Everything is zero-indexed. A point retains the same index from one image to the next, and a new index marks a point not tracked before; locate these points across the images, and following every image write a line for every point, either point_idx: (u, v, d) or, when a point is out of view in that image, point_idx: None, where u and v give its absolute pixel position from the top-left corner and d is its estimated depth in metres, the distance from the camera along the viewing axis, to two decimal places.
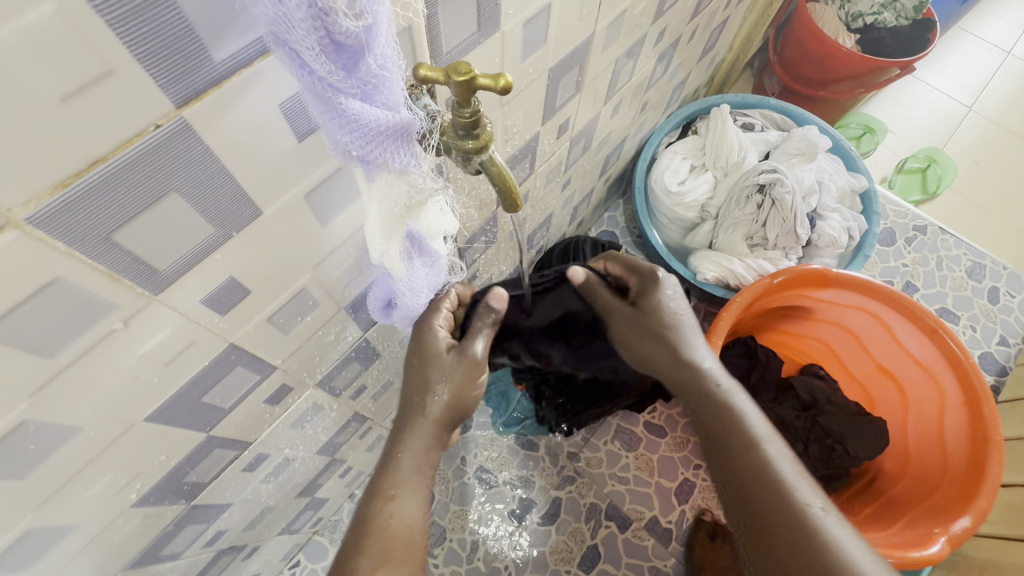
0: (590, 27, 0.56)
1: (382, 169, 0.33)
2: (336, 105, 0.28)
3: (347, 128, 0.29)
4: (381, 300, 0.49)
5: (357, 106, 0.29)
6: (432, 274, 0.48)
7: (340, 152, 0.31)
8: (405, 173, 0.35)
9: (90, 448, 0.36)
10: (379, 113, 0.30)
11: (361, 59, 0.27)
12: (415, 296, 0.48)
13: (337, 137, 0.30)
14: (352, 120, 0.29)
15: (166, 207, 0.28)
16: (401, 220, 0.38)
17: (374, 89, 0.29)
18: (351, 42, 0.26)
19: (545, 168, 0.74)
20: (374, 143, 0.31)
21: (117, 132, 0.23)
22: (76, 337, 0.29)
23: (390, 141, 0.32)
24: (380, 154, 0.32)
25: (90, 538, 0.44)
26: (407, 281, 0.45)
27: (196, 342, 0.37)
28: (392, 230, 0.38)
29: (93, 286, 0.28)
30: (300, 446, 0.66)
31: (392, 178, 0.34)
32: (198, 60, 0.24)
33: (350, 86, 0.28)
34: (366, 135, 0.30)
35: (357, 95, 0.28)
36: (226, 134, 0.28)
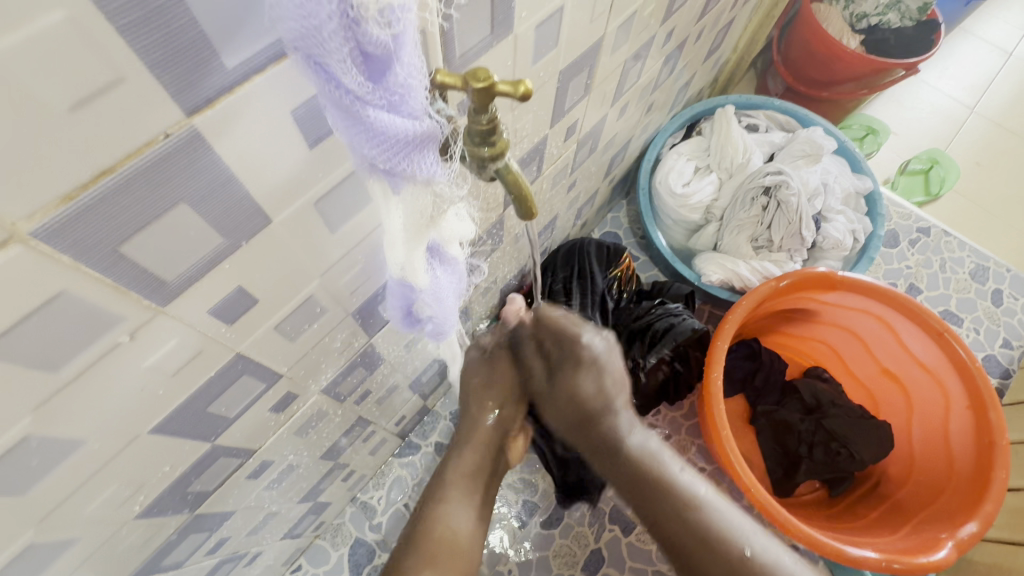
0: (601, 29, 0.55)
1: (409, 180, 0.32)
2: (361, 116, 0.27)
3: (373, 139, 0.28)
4: (400, 311, 0.47)
5: (385, 117, 0.28)
6: (452, 279, 0.46)
7: (364, 162, 0.30)
8: (432, 183, 0.33)
9: (94, 461, 0.35)
10: (406, 123, 0.29)
11: (389, 68, 0.26)
12: (438, 305, 0.46)
13: (363, 147, 0.29)
14: (377, 130, 0.28)
15: (174, 218, 0.27)
16: (425, 230, 0.36)
17: (401, 99, 0.28)
18: (379, 52, 0.25)
19: (552, 170, 0.73)
20: (400, 155, 0.30)
21: (126, 142, 0.22)
22: (81, 351, 0.28)
23: (417, 150, 0.30)
24: (406, 167, 0.30)
25: (92, 550, 0.43)
26: (430, 291, 0.44)
27: (203, 353, 0.36)
28: (415, 240, 0.37)
29: (99, 299, 0.27)
30: (304, 452, 0.65)
31: (417, 189, 0.33)
32: (211, 68, 0.23)
33: (377, 98, 0.27)
34: (391, 146, 0.29)
35: (384, 106, 0.27)
36: (237, 141, 0.27)
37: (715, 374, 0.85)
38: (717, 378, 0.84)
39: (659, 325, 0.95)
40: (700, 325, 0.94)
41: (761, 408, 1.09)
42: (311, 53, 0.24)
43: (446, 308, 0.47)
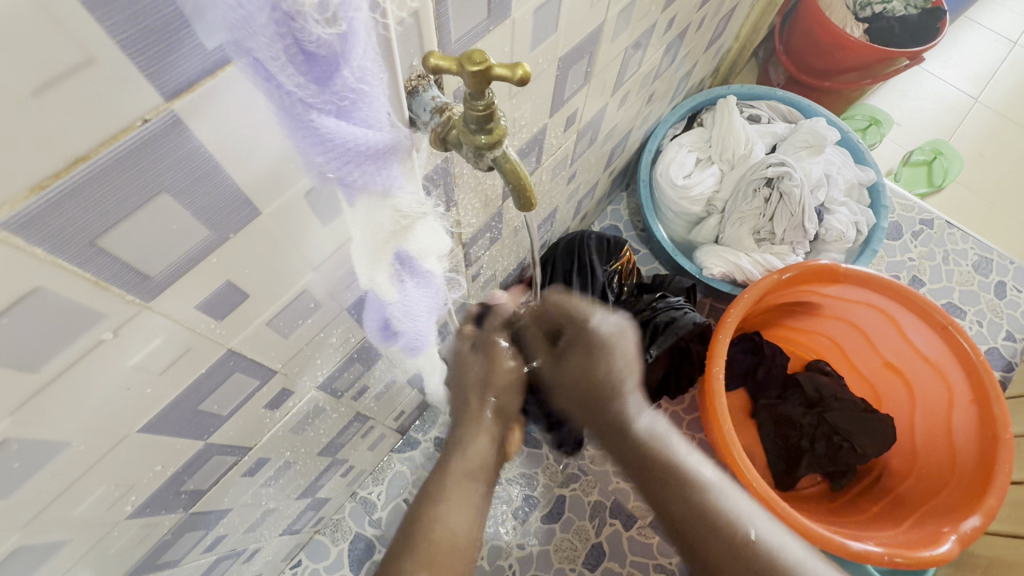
0: (601, 15, 0.53)
1: (361, 190, 0.33)
2: (306, 121, 0.27)
3: (320, 144, 0.28)
4: (377, 322, 0.51)
5: (332, 123, 0.27)
6: (427, 295, 0.46)
7: (313, 167, 0.30)
8: (388, 195, 0.34)
9: (81, 462, 0.34)
10: (356, 130, 0.28)
11: (336, 70, 0.25)
12: (411, 319, 0.47)
13: (310, 152, 0.29)
14: (325, 136, 0.28)
15: (156, 209, 0.26)
16: (388, 244, 0.38)
17: (352, 105, 0.27)
18: (323, 52, 0.24)
19: (551, 162, 0.72)
20: (349, 162, 0.30)
21: (101, 129, 0.21)
22: (61, 349, 0.27)
23: (369, 160, 0.31)
24: (358, 175, 0.31)
25: (84, 551, 0.43)
26: (399, 303, 0.45)
27: (192, 349, 0.35)
28: (376, 253, 0.39)
29: (79, 294, 0.26)
30: (301, 449, 0.64)
31: (374, 201, 0.34)
32: (189, 49, 0.22)
33: (323, 102, 0.26)
34: (342, 153, 0.29)
35: (333, 111, 0.27)
36: (221, 128, 0.26)
37: (716, 367, 0.84)
38: (718, 370, 0.84)
39: (660, 318, 0.95)
40: (701, 320, 0.94)
41: (762, 402, 1.08)
42: (245, 47, 0.23)
43: (418, 319, 0.48)
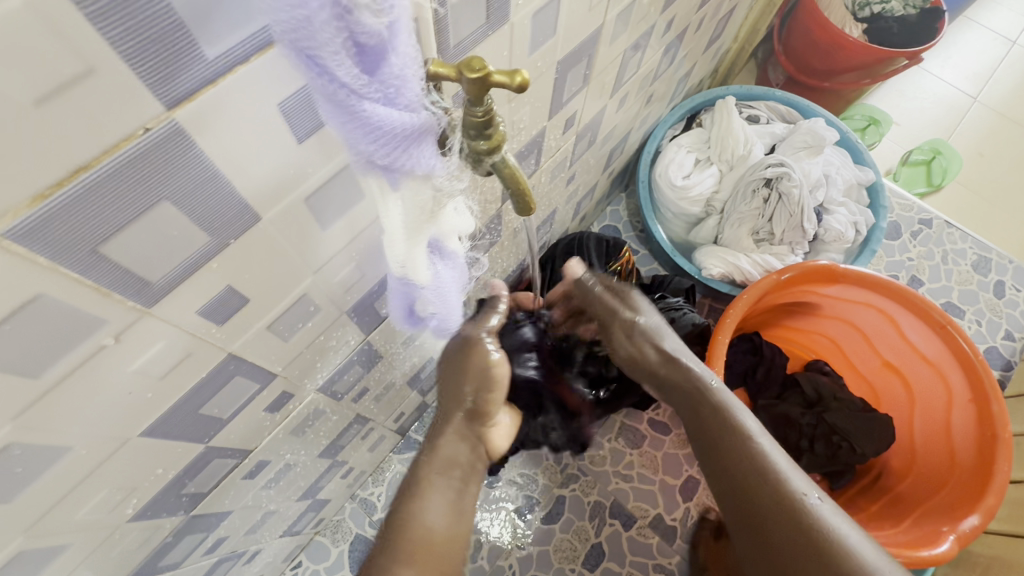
0: (600, 17, 0.54)
1: (407, 175, 0.31)
2: (358, 112, 0.26)
3: (369, 133, 0.27)
4: (403, 309, 0.46)
5: (382, 111, 0.26)
6: (456, 275, 0.44)
7: (361, 158, 0.29)
8: (431, 176, 0.32)
9: (83, 465, 0.34)
10: (405, 117, 0.28)
11: (383, 60, 0.25)
12: (439, 302, 0.45)
13: (360, 143, 0.28)
14: (374, 126, 0.27)
15: (157, 216, 0.26)
16: (425, 225, 0.36)
17: (397, 92, 0.27)
18: (373, 42, 0.24)
19: (550, 164, 0.72)
20: (396, 150, 0.29)
21: (102, 138, 0.21)
22: (63, 356, 0.27)
23: (416, 146, 0.29)
24: (404, 161, 0.30)
25: (87, 554, 0.43)
26: (432, 287, 0.43)
27: (193, 354, 0.35)
28: (414, 236, 0.36)
29: (81, 301, 0.26)
30: (302, 451, 0.65)
31: (417, 183, 0.32)
32: (190, 58, 0.22)
33: (373, 91, 0.26)
34: (387, 139, 0.28)
35: (381, 100, 0.26)
36: (222, 136, 0.26)
37: (716, 368, 0.83)
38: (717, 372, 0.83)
39: None
40: (700, 320, 0.94)
41: (762, 402, 1.08)
42: (302, 46, 0.23)
43: (449, 303, 0.46)
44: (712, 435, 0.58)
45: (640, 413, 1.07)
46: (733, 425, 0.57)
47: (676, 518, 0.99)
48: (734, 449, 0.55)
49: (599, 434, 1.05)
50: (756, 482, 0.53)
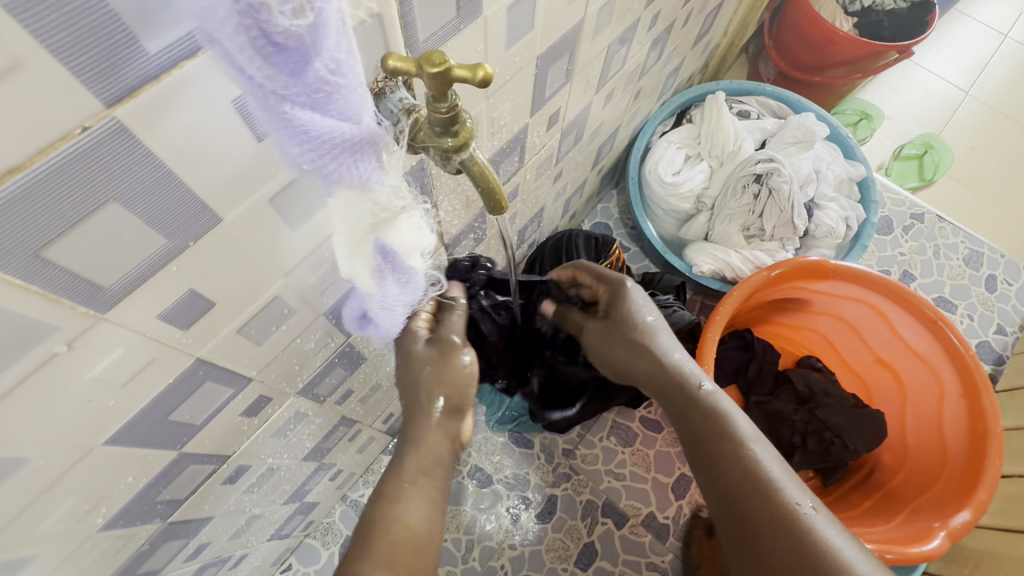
0: (580, 12, 0.53)
1: (341, 182, 0.31)
2: (280, 114, 0.25)
3: (296, 137, 0.27)
4: (356, 314, 0.45)
5: (307, 116, 0.26)
6: (407, 292, 0.44)
7: (291, 161, 0.29)
8: (366, 188, 0.33)
9: (42, 477, 0.33)
10: (334, 123, 0.27)
11: (308, 63, 0.24)
12: (387, 313, 0.45)
13: (290, 148, 0.27)
14: (300, 129, 0.26)
15: (105, 218, 0.25)
16: (367, 236, 0.36)
17: (327, 97, 0.26)
18: (293, 44, 0.23)
19: (535, 161, 0.71)
20: (329, 155, 0.29)
21: (33, 139, 0.20)
22: (11, 365, 0.26)
23: (349, 153, 0.29)
24: (336, 168, 0.29)
25: (57, 563, 0.42)
26: (378, 299, 0.42)
27: (158, 359, 0.34)
28: (356, 244, 0.36)
29: (28, 306, 0.25)
30: (284, 454, 0.64)
31: (351, 195, 0.32)
32: (127, 55, 0.21)
33: (297, 95, 0.25)
34: (317, 145, 0.28)
35: (307, 104, 0.26)
36: (174, 139, 0.25)
37: (706, 365, 0.82)
38: (708, 370, 0.82)
39: None
40: (690, 318, 0.93)
41: (754, 399, 1.08)
42: (212, 40, 0.22)
43: (397, 315, 0.45)
44: (705, 446, 0.56)
45: (631, 412, 1.06)
46: (724, 430, 0.55)
47: (668, 516, 0.99)
48: (719, 458, 0.54)
49: (591, 432, 1.04)
50: (743, 485, 0.52)
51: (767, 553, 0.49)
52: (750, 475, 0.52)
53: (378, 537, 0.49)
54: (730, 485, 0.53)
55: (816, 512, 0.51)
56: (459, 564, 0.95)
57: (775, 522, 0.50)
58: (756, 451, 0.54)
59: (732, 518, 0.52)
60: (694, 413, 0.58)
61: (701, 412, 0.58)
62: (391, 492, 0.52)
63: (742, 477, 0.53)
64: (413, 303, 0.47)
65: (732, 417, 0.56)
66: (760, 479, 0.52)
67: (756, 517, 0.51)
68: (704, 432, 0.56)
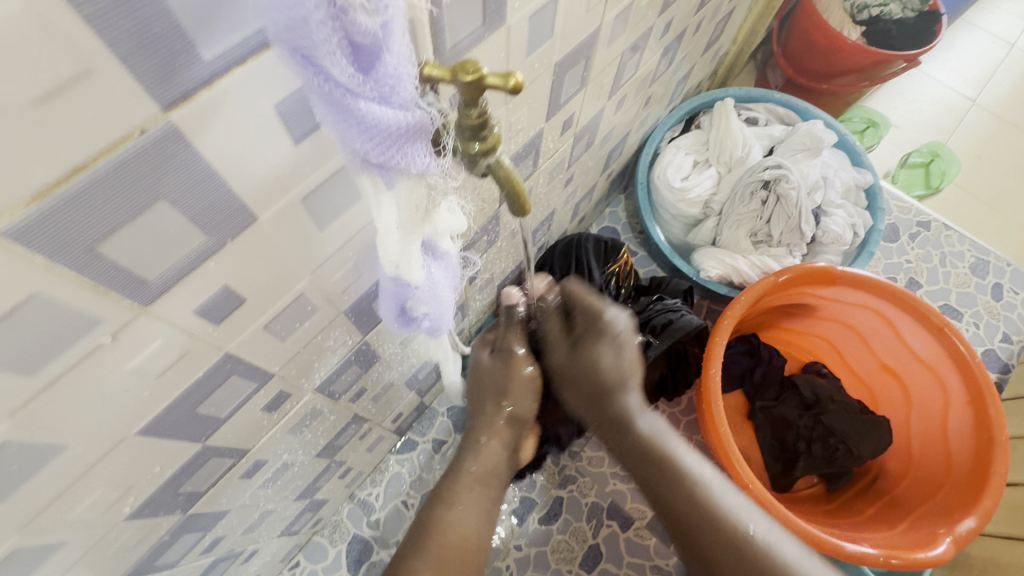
0: (596, 20, 0.54)
1: (402, 174, 0.32)
2: (350, 109, 0.26)
3: (363, 131, 0.27)
4: (395, 310, 0.45)
5: (376, 110, 0.27)
6: (447, 276, 0.45)
7: (356, 157, 0.29)
8: (424, 176, 0.33)
9: (78, 465, 0.34)
10: (397, 115, 0.28)
11: (377, 58, 0.25)
12: (432, 300, 0.45)
13: (355, 143, 0.28)
14: (368, 123, 0.27)
15: (153, 217, 0.26)
16: (419, 224, 0.36)
17: (391, 91, 0.27)
18: (368, 41, 0.24)
19: (548, 165, 0.72)
20: (392, 147, 0.29)
21: (96, 140, 0.22)
22: (59, 354, 0.27)
23: (409, 142, 0.30)
24: (399, 159, 0.30)
25: (84, 551, 0.43)
26: (425, 287, 0.43)
27: (190, 353, 0.35)
28: (409, 232, 0.36)
29: (78, 298, 0.26)
30: (299, 450, 0.65)
31: (411, 182, 0.33)
32: (185, 61, 0.22)
33: (367, 89, 0.26)
34: (383, 138, 0.28)
35: (375, 98, 0.27)
36: (220, 141, 0.26)
37: (714, 369, 0.83)
38: (715, 374, 0.83)
39: (657, 320, 0.94)
40: (698, 321, 0.94)
41: (760, 404, 1.08)
42: (298, 46, 0.23)
43: (443, 303, 0.45)
44: (646, 462, 0.60)
45: None
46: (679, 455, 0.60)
47: None
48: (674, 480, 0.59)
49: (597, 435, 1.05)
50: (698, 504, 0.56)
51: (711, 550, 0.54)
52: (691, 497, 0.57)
53: None
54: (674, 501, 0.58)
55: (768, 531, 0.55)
56: None
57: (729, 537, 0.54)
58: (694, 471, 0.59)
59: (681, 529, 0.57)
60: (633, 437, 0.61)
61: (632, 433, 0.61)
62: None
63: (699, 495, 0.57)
64: (451, 289, 0.48)
65: (668, 440, 0.61)
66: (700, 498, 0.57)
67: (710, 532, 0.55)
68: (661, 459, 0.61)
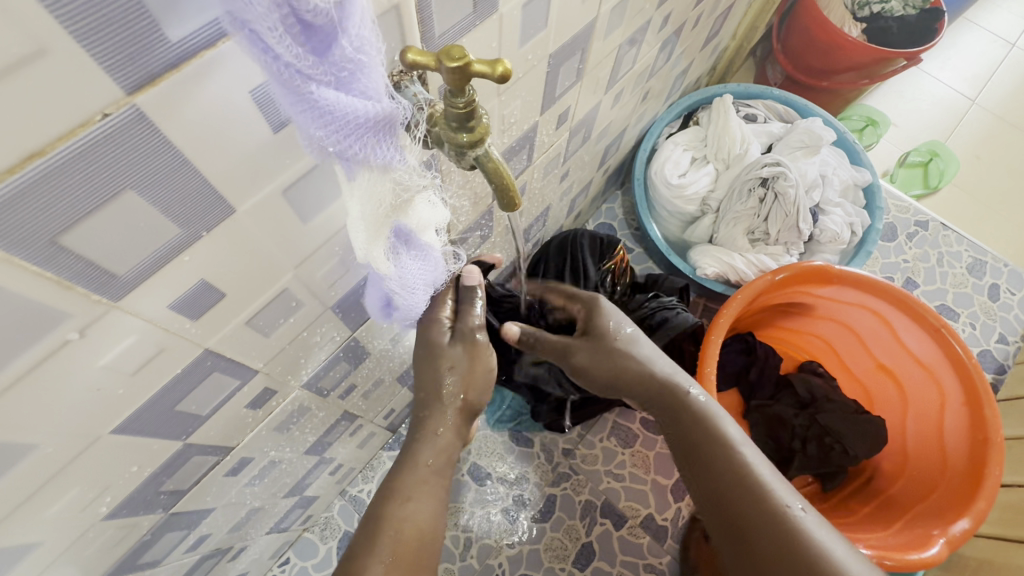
0: (593, 11, 0.52)
1: (363, 165, 0.30)
2: (307, 95, 0.25)
3: (319, 118, 0.26)
4: (369, 302, 0.45)
5: (331, 96, 0.26)
6: (427, 269, 0.44)
7: (314, 148, 0.28)
8: (388, 169, 0.32)
9: (50, 464, 0.33)
10: (358, 103, 0.27)
11: (334, 40, 0.24)
12: (408, 293, 0.44)
13: (311, 129, 0.27)
14: (325, 111, 0.26)
15: (121, 206, 0.25)
16: (386, 218, 0.35)
17: (350, 76, 0.26)
18: (321, 22, 0.23)
19: (543, 160, 0.71)
20: (352, 136, 0.28)
21: (55, 124, 0.20)
22: (23, 351, 0.26)
23: (371, 133, 0.29)
24: (358, 150, 0.29)
25: (61, 551, 0.42)
26: (397, 280, 0.42)
27: (167, 349, 0.34)
28: (376, 228, 0.35)
29: (41, 293, 0.25)
30: (287, 447, 0.64)
31: (374, 175, 0.31)
32: (149, 41, 0.21)
33: (321, 73, 0.25)
34: (340, 127, 0.27)
35: (331, 83, 0.26)
36: (192, 128, 0.25)
37: (708, 368, 0.83)
38: (711, 372, 0.82)
39: (653, 318, 0.93)
40: (694, 319, 0.93)
41: (755, 402, 1.08)
42: (242, 19, 0.21)
43: (416, 294, 0.45)
44: (694, 444, 0.57)
45: (632, 413, 1.06)
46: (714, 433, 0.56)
47: (667, 517, 0.99)
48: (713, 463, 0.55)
49: (591, 433, 1.04)
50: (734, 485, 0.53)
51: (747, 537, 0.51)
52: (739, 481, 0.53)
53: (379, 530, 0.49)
54: (718, 484, 0.55)
55: (808, 514, 0.51)
56: (457, 561, 0.95)
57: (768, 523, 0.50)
58: (749, 457, 0.55)
59: (721, 513, 0.54)
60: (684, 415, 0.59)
61: (686, 415, 0.59)
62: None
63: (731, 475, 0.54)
64: (431, 283, 0.47)
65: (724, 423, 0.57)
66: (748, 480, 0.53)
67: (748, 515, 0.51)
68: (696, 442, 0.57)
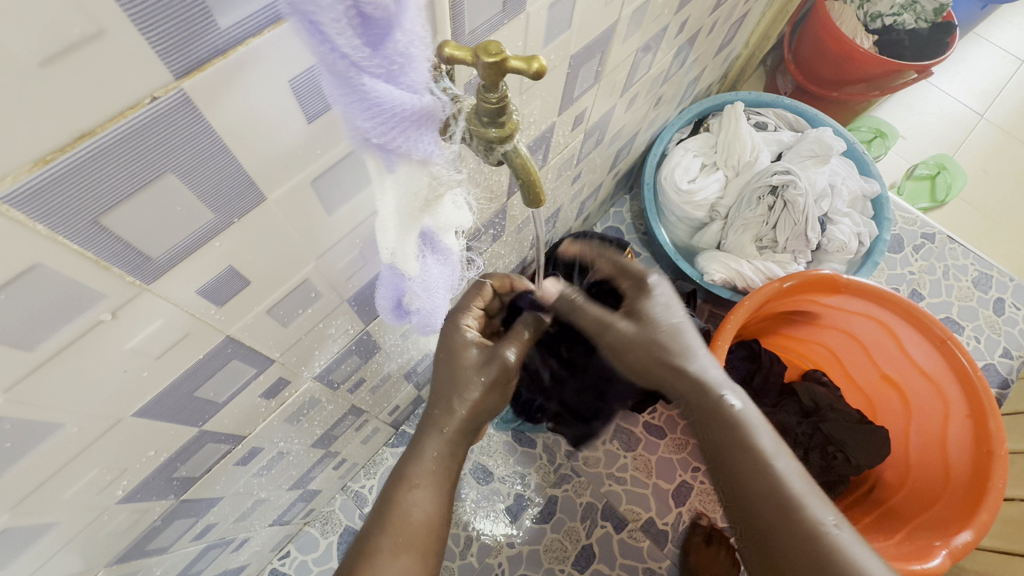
0: (614, 15, 0.53)
1: (403, 158, 0.31)
2: (358, 85, 0.26)
3: (368, 111, 0.27)
4: (389, 303, 0.46)
5: (381, 87, 0.26)
6: (445, 273, 0.44)
7: (357, 136, 0.29)
8: (427, 163, 0.32)
9: (72, 445, 0.34)
10: (404, 96, 0.28)
11: (389, 34, 0.25)
12: (427, 296, 0.44)
13: (358, 120, 0.28)
14: (373, 102, 0.27)
15: (161, 190, 0.25)
16: (419, 214, 0.36)
17: (399, 70, 0.27)
18: (379, 14, 0.24)
19: (557, 161, 0.72)
20: (397, 130, 0.29)
21: (104, 107, 0.21)
22: (58, 328, 0.26)
23: (415, 127, 0.29)
24: (402, 143, 0.29)
25: (74, 534, 0.42)
26: (420, 281, 0.42)
27: (191, 335, 0.34)
28: (406, 224, 0.36)
29: (80, 272, 0.25)
30: (295, 439, 0.64)
31: (412, 169, 0.32)
32: (202, 27, 0.21)
33: (375, 65, 0.26)
34: (388, 120, 0.28)
35: (382, 75, 0.26)
36: (232, 117, 0.25)
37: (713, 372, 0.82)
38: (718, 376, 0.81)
39: None
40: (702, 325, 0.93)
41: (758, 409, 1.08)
42: (303, 11, 0.22)
43: (438, 299, 0.45)
44: (720, 454, 0.56)
45: (635, 416, 1.06)
46: (745, 442, 0.54)
47: (667, 522, 0.99)
48: (746, 481, 0.53)
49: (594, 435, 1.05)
50: (768, 504, 0.52)
51: (776, 544, 0.51)
52: (772, 492, 0.52)
53: (388, 519, 0.49)
54: (747, 498, 0.53)
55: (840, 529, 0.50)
56: (457, 559, 0.96)
57: (803, 543, 0.49)
58: (777, 466, 0.53)
59: (751, 527, 0.53)
60: (712, 424, 0.56)
61: (714, 422, 0.55)
62: (400, 476, 0.52)
63: (766, 491, 0.52)
64: (453, 287, 0.47)
65: (751, 429, 0.54)
66: (780, 495, 0.51)
67: (783, 531, 0.50)
68: (727, 446, 0.55)
